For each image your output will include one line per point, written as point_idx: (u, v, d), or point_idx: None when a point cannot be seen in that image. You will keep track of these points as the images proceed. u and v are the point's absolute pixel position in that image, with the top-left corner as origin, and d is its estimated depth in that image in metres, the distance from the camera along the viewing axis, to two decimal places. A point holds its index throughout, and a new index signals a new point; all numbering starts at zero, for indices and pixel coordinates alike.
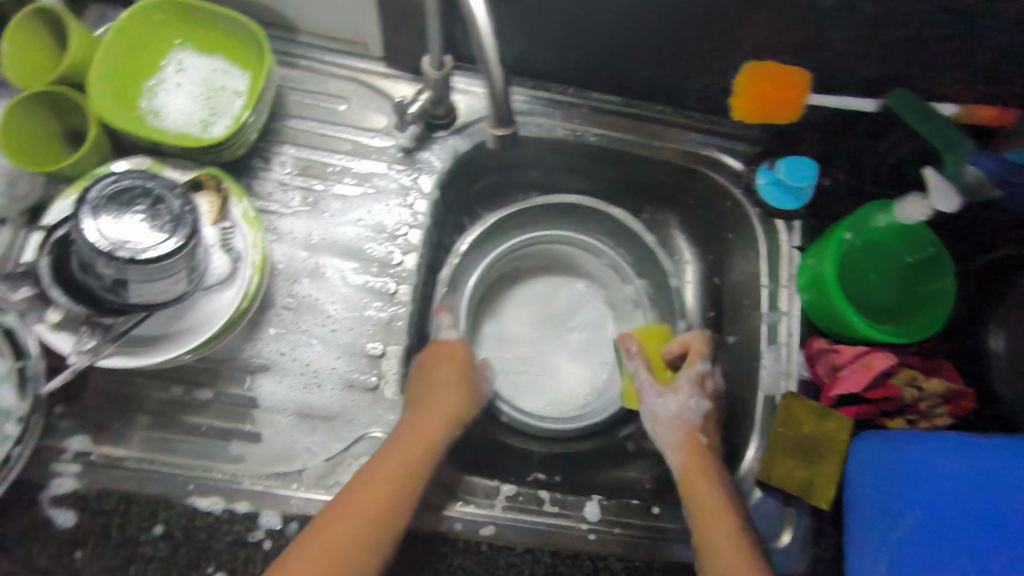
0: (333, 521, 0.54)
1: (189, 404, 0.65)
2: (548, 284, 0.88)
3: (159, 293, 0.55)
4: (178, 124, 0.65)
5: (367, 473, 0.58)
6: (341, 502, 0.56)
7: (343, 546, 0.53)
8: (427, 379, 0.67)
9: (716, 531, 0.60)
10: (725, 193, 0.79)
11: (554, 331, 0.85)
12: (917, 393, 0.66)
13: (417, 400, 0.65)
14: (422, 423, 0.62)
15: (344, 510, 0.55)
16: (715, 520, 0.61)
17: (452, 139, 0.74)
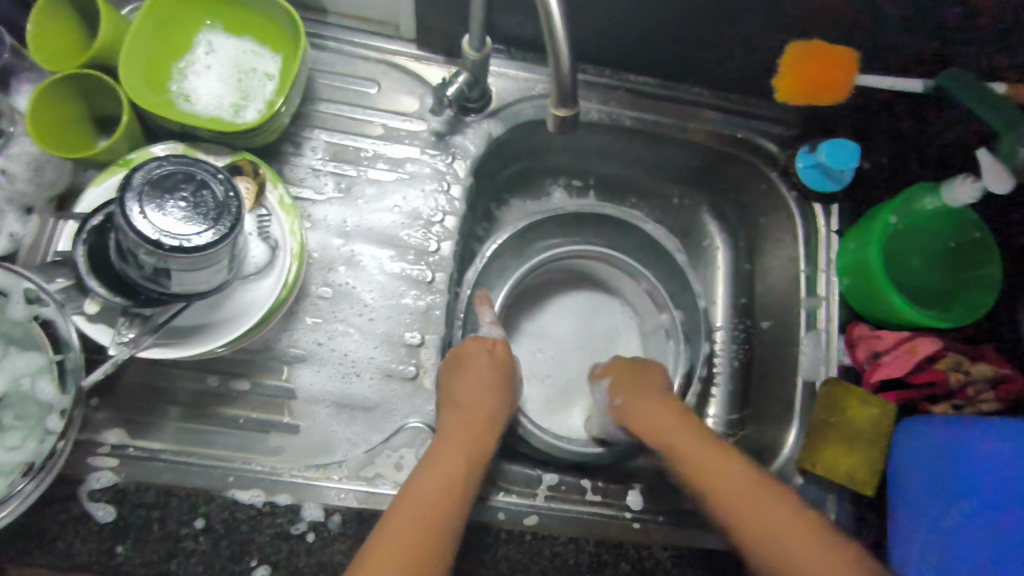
0: (396, 521, 0.52)
1: (226, 395, 0.63)
2: (578, 302, 0.86)
3: (201, 283, 0.53)
4: (209, 107, 0.63)
5: (423, 469, 0.57)
6: (403, 503, 0.54)
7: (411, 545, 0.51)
8: (462, 369, 0.65)
9: (750, 515, 0.56)
10: (762, 177, 0.77)
11: (584, 350, 0.84)
12: (962, 377, 0.65)
13: (461, 396, 0.63)
14: (469, 414, 0.61)
15: (407, 508, 0.53)
16: (745, 501, 0.56)
17: (487, 123, 0.72)
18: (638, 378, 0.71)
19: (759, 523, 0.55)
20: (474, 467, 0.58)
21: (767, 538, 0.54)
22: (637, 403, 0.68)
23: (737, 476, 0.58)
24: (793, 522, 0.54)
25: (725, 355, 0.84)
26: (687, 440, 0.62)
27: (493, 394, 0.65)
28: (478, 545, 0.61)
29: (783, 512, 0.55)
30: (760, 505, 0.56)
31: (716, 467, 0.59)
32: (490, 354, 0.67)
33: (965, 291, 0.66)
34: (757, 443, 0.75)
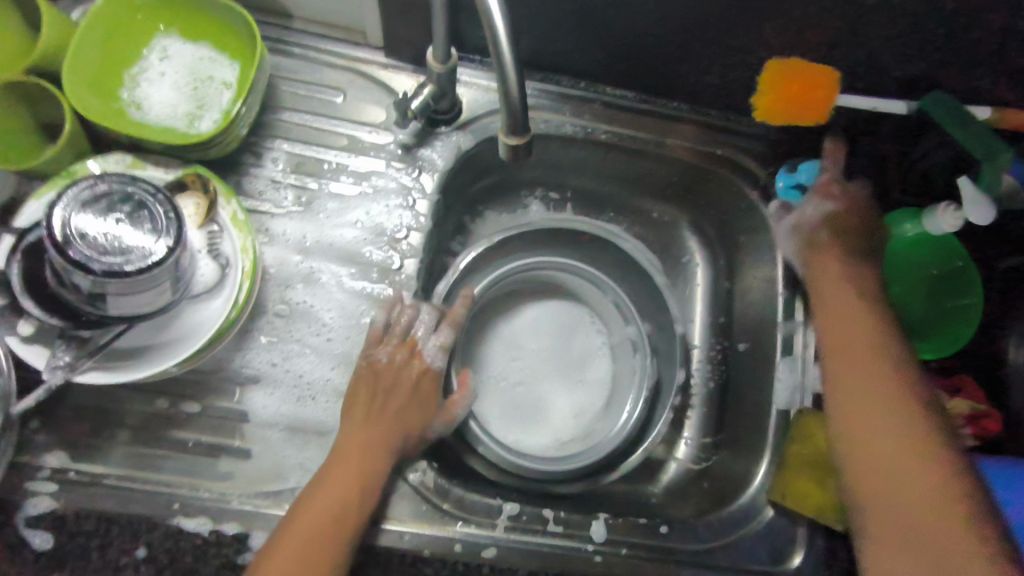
0: (284, 549, 0.51)
1: (175, 418, 0.61)
2: (550, 311, 0.81)
3: (142, 307, 0.51)
4: (161, 117, 0.61)
5: (317, 493, 0.55)
6: (289, 528, 0.53)
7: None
8: (378, 383, 0.62)
9: (856, 419, 0.60)
10: (741, 195, 0.75)
11: (553, 363, 0.78)
12: None
13: (367, 404, 0.60)
14: (377, 433, 0.59)
15: (296, 536, 0.52)
16: (855, 405, 0.61)
17: (455, 135, 0.70)
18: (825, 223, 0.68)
19: (861, 427, 0.60)
20: (363, 499, 0.56)
21: (862, 442, 0.59)
22: (822, 248, 0.68)
23: (882, 386, 0.61)
24: (895, 430, 0.58)
25: (699, 377, 0.81)
26: (853, 342, 0.63)
27: (408, 410, 0.62)
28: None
29: (885, 411, 0.59)
30: (868, 412, 0.60)
31: (867, 372, 0.62)
32: (412, 376, 0.64)
33: (942, 322, 0.65)
34: (729, 471, 0.73)
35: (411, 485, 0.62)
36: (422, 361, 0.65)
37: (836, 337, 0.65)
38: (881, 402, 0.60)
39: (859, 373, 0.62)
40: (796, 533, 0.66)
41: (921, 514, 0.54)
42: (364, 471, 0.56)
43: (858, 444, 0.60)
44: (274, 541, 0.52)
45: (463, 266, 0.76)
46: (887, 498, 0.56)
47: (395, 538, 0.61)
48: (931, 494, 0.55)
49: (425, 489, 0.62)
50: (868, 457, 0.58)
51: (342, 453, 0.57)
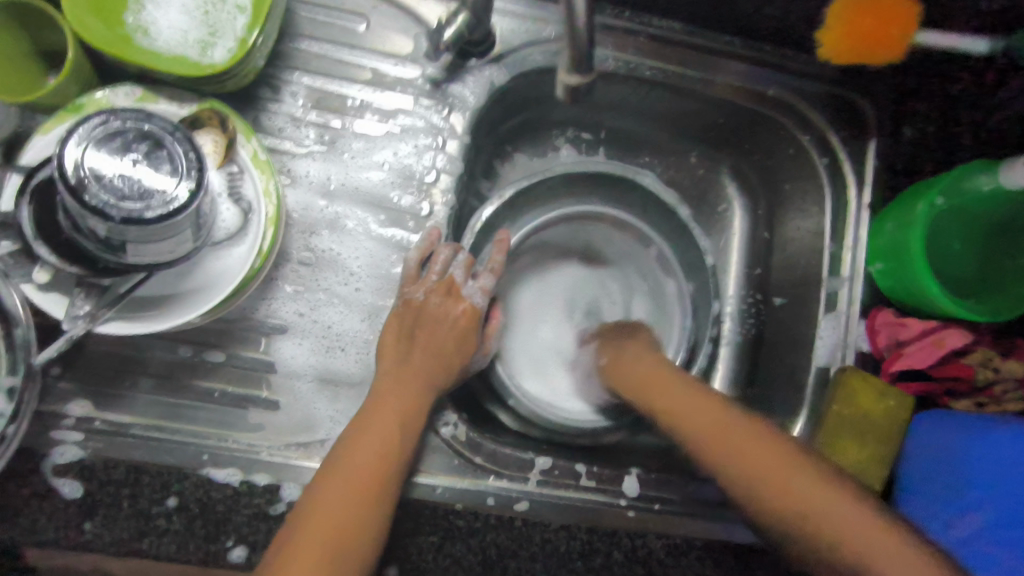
0: (325, 487, 0.49)
1: (199, 367, 0.59)
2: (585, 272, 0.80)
3: (163, 254, 0.47)
4: (171, 44, 0.54)
5: (356, 431, 0.52)
6: (330, 467, 0.51)
7: (337, 515, 0.48)
8: (415, 321, 0.59)
9: (753, 469, 0.53)
10: (792, 140, 0.70)
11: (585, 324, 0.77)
12: (992, 375, 0.61)
13: (404, 347, 0.58)
14: (416, 371, 0.56)
15: (340, 475, 0.50)
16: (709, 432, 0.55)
17: (488, 70, 0.64)
18: (417, 325, 0.59)
19: (763, 472, 0.52)
20: (404, 444, 0.53)
21: (761, 480, 0.52)
22: (624, 361, 0.65)
23: (761, 446, 0.53)
24: (774, 461, 0.52)
25: (731, 329, 0.79)
26: (679, 395, 0.58)
27: (447, 348, 0.59)
28: (462, 528, 0.59)
29: (773, 453, 0.53)
30: (755, 449, 0.53)
31: (690, 401, 0.57)
32: (452, 316, 0.60)
33: (1003, 284, 0.62)
34: None
35: (442, 439, 0.61)
36: (466, 304, 0.61)
37: (658, 385, 0.60)
38: (820, 485, 0.51)
39: (715, 418, 0.56)
40: None
41: (878, 548, 0.48)
42: (407, 416, 0.54)
43: (764, 488, 0.52)
44: (316, 481, 0.50)
45: (481, 225, 0.70)
46: (825, 524, 0.50)
47: (427, 491, 0.60)
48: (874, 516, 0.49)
49: (457, 443, 0.61)
50: (829, 519, 0.50)
51: (381, 394, 0.55)
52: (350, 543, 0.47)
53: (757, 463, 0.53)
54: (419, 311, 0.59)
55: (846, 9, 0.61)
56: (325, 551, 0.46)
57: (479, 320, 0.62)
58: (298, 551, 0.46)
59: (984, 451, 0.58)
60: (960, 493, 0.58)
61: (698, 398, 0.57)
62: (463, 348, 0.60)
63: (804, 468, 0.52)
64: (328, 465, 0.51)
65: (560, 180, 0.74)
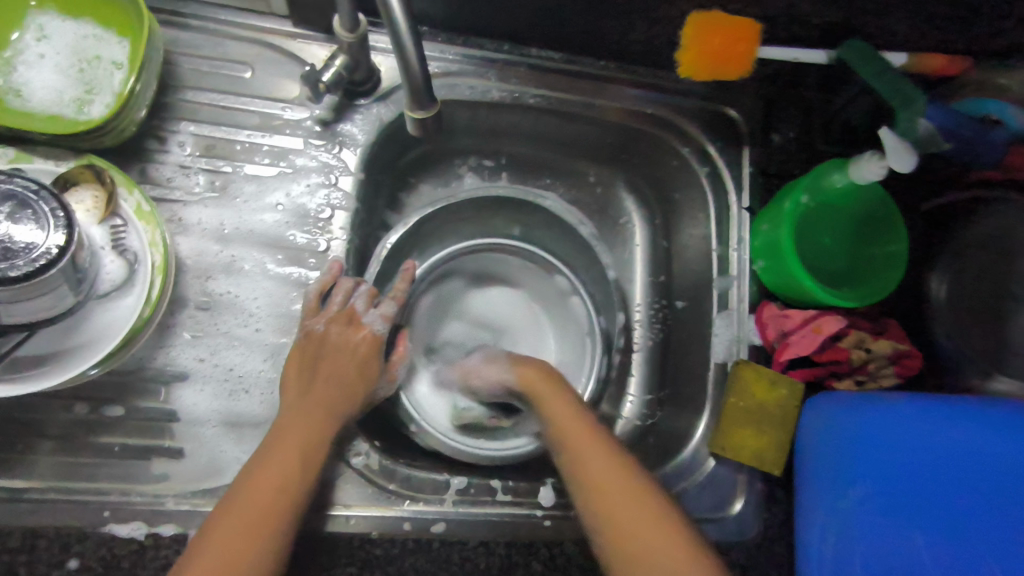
0: (222, 525, 0.49)
1: (97, 423, 0.58)
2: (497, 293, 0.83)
3: (39, 312, 0.47)
4: (46, 103, 0.55)
5: (256, 465, 0.52)
6: (227, 504, 0.50)
7: (231, 550, 0.47)
8: (320, 349, 0.60)
9: (619, 518, 0.50)
10: (673, 153, 0.75)
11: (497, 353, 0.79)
12: (865, 354, 0.66)
13: (305, 381, 0.58)
14: (318, 401, 0.57)
15: (234, 513, 0.49)
16: (603, 496, 0.51)
17: (375, 107, 0.67)
18: (318, 358, 0.59)
19: (619, 522, 0.49)
20: (304, 476, 0.53)
21: (623, 537, 0.49)
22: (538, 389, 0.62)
23: (620, 486, 0.51)
24: (655, 533, 0.48)
25: (640, 335, 0.82)
26: (596, 454, 0.53)
27: (351, 377, 0.60)
28: (380, 557, 0.60)
29: (623, 494, 0.51)
30: (624, 503, 0.50)
31: (595, 453, 0.53)
32: (353, 343, 0.62)
33: (868, 270, 0.68)
34: (671, 425, 0.75)
35: (355, 469, 0.61)
36: (367, 331, 0.63)
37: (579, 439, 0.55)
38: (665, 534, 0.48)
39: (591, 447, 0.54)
40: (738, 480, 0.68)
41: None
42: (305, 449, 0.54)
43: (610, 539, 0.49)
44: (213, 519, 0.50)
45: (385, 253, 0.74)
46: None
47: (342, 523, 0.60)
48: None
49: (370, 472, 0.62)
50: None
51: (281, 428, 0.55)
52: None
53: (606, 498, 0.51)
54: (319, 342, 0.60)
55: (699, 29, 0.65)
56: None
57: (380, 346, 0.64)
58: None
59: (871, 425, 0.61)
60: (849, 465, 0.61)
61: (606, 465, 0.53)
62: (365, 373, 0.62)
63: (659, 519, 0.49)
64: (227, 502, 0.50)
65: (459, 206, 0.79)
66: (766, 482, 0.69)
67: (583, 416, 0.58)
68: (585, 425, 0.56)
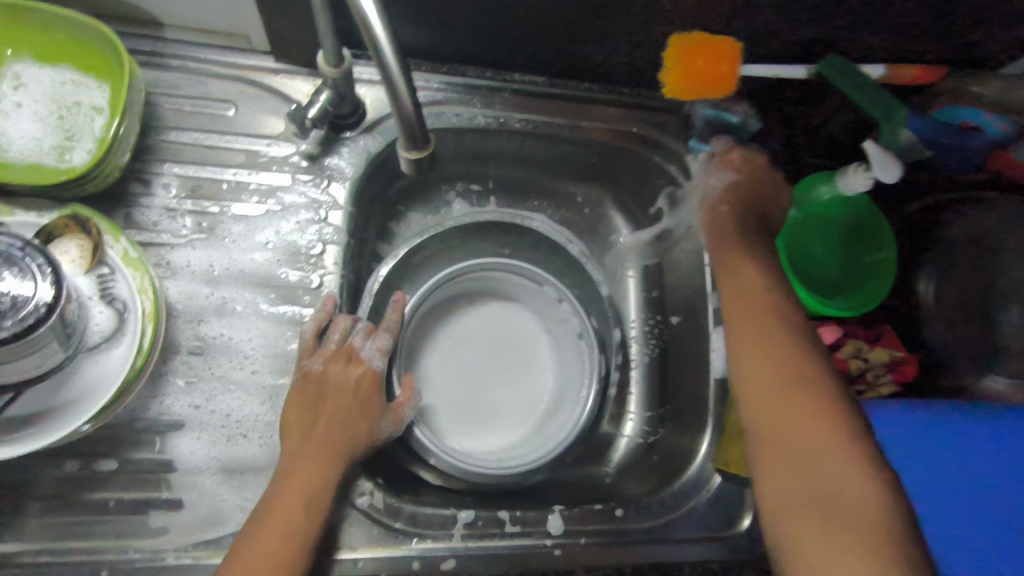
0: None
1: (90, 479, 0.56)
2: (492, 313, 0.80)
3: (26, 372, 0.46)
4: (25, 153, 0.54)
5: (260, 517, 0.51)
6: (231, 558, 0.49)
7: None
8: (320, 390, 0.59)
9: (779, 418, 0.49)
10: (660, 171, 0.75)
11: (500, 374, 0.77)
12: (863, 364, 0.66)
13: (304, 424, 0.56)
14: (320, 445, 0.55)
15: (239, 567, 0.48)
16: (758, 380, 0.51)
17: (362, 139, 0.66)
18: (317, 398, 0.58)
19: (765, 394, 0.50)
20: (309, 524, 0.51)
21: (778, 426, 0.48)
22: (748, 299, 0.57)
23: (781, 370, 0.51)
24: (815, 438, 0.47)
25: (637, 352, 0.82)
26: (758, 334, 0.54)
27: (352, 416, 0.59)
28: None
29: (793, 386, 0.50)
30: (800, 404, 0.48)
31: (762, 354, 0.52)
32: (354, 380, 0.61)
33: (861, 278, 0.68)
34: (675, 443, 0.74)
35: (360, 510, 0.60)
36: (365, 366, 0.62)
37: (749, 328, 0.54)
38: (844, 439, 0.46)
39: (752, 344, 0.54)
40: (746, 496, 0.68)
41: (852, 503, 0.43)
42: (309, 497, 0.52)
43: (764, 429, 0.49)
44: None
45: (377, 286, 0.73)
46: (828, 474, 0.45)
47: (349, 566, 0.58)
48: (847, 480, 0.44)
49: (375, 511, 0.60)
50: (815, 474, 0.45)
51: (284, 476, 0.53)
52: None
53: (764, 374, 0.51)
54: (316, 383, 0.59)
55: (685, 49, 0.64)
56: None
57: (380, 381, 0.63)
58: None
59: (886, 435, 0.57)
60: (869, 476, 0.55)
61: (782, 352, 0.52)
62: (367, 411, 0.60)
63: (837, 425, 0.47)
64: (231, 558, 0.49)
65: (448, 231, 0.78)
66: None
67: (763, 301, 0.56)
68: (756, 328, 0.54)
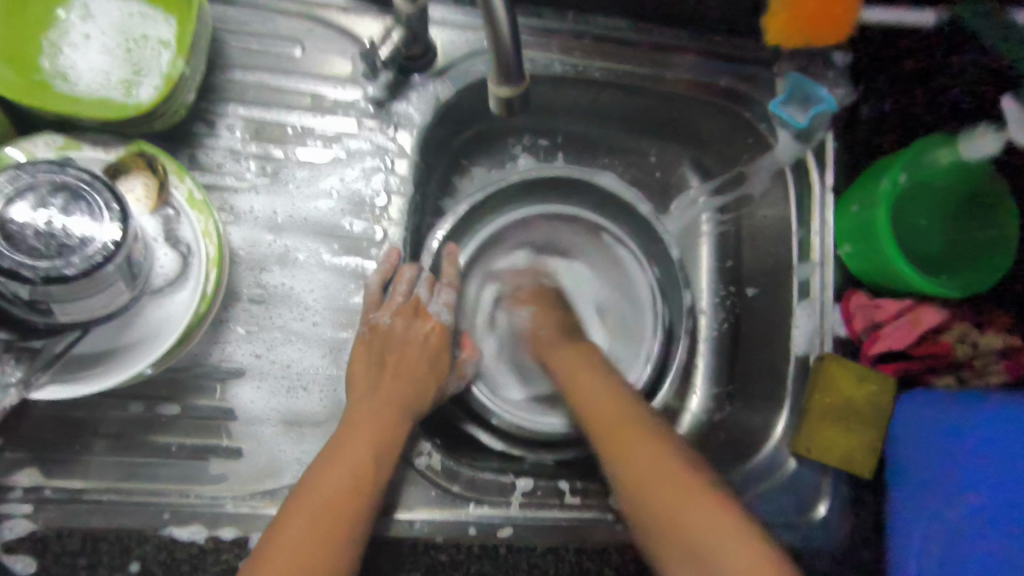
0: (294, 524, 0.46)
1: (153, 422, 0.56)
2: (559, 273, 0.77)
3: (95, 310, 0.44)
4: (94, 87, 0.52)
5: (327, 460, 0.50)
6: (294, 506, 0.48)
7: (305, 554, 0.45)
8: (386, 344, 0.57)
9: (632, 460, 0.48)
10: (749, 129, 0.69)
11: None
12: (970, 349, 0.61)
13: (373, 377, 0.55)
14: (389, 397, 0.54)
15: (303, 512, 0.47)
16: (605, 438, 0.51)
17: (432, 85, 0.62)
18: (386, 351, 0.57)
19: (636, 473, 0.48)
20: (376, 474, 0.50)
21: (633, 475, 0.48)
22: (581, 367, 0.58)
23: (637, 427, 0.51)
24: (659, 469, 0.47)
25: (707, 324, 0.77)
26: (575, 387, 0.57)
27: (421, 369, 0.57)
28: (446, 563, 0.57)
29: (627, 425, 0.51)
30: (630, 452, 0.49)
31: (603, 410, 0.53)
32: (423, 335, 0.59)
33: (972, 259, 0.61)
34: (745, 422, 0.70)
35: (418, 471, 0.58)
36: (433, 321, 0.60)
37: (588, 400, 0.54)
38: (672, 482, 0.46)
39: (605, 401, 0.54)
40: (823, 483, 0.64)
41: None
42: (371, 449, 0.50)
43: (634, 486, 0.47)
44: (283, 518, 0.47)
45: (437, 245, 0.68)
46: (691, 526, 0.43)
47: (407, 527, 0.57)
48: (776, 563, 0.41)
49: (433, 473, 0.58)
50: (664, 499, 0.45)
51: (350, 425, 0.52)
52: None
53: (622, 432, 0.51)
54: (385, 336, 0.57)
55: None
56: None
57: (448, 337, 0.61)
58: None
59: (965, 433, 0.57)
60: (951, 476, 0.57)
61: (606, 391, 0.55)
62: (436, 366, 0.59)
63: (678, 477, 0.46)
64: (298, 498, 0.48)
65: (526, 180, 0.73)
66: (851, 485, 0.64)
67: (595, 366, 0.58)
68: (586, 379, 0.56)
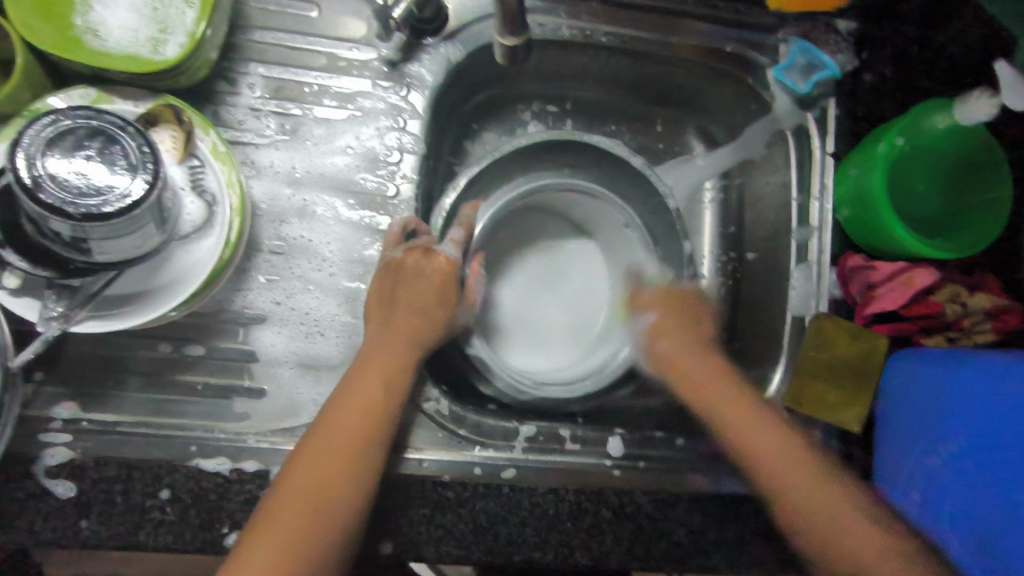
0: (317, 440, 0.51)
1: (181, 361, 0.60)
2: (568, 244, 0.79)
3: (129, 250, 0.48)
4: (122, 43, 0.54)
5: (349, 387, 0.54)
6: (321, 424, 0.52)
7: (326, 466, 0.50)
8: (396, 279, 0.59)
9: (733, 430, 0.56)
10: (751, 94, 0.70)
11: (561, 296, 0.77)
12: (959, 310, 0.63)
13: (385, 308, 0.58)
14: (399, 330, 0.57)
15: (326, 432, 0.51)
16: (721, 416, 0.56)
17: (444, 47, 0.64)
18: (394, 288, 0.58)
19: (748, 443, 0.55)
20: (392, 401, 0.54)
21: (758, 451, 0.54)
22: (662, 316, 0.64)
23: (726, 399, 0.57)
24: (765, 437, 0.55)
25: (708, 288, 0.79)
26: (682, 382, 0.59)
27: (428, 304, 0.58)
28: (452, 499, 0.60)
29: (736, 399, 0.57)
30: (762, 445, 0.54)
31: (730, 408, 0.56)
32: (428, 273, 0.59)
33: (967, 223, 0.63)
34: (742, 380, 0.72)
35: (427, 415, 0.63)
36: (442, 258, 0.59)
37: (711, 390, 0.58)
38: (777, 440, 0.55)
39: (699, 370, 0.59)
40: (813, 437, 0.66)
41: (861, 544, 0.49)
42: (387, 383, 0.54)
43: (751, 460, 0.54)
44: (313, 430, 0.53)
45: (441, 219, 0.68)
46: (811, 496, 0.52)
47: (414, 466, 0.61)
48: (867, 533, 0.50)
49: (442, 417, 0.63)
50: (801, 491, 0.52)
51: (369, 357, 0.55)
52: (336, 495, 0.49)
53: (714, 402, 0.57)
54: (394, 274, 0.59)
55: None
56: (319, 497, 0.49)
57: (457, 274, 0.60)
58: (293, 496, 0.49)
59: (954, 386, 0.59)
60: (929, 428, 0.60)
61: (721, 387, 0.58)
62: (444, 301, 0.59)
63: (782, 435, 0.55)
64: (316, 428, 0.52)
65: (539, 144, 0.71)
66: (841, 440, 0.67)
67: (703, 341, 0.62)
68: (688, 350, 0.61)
